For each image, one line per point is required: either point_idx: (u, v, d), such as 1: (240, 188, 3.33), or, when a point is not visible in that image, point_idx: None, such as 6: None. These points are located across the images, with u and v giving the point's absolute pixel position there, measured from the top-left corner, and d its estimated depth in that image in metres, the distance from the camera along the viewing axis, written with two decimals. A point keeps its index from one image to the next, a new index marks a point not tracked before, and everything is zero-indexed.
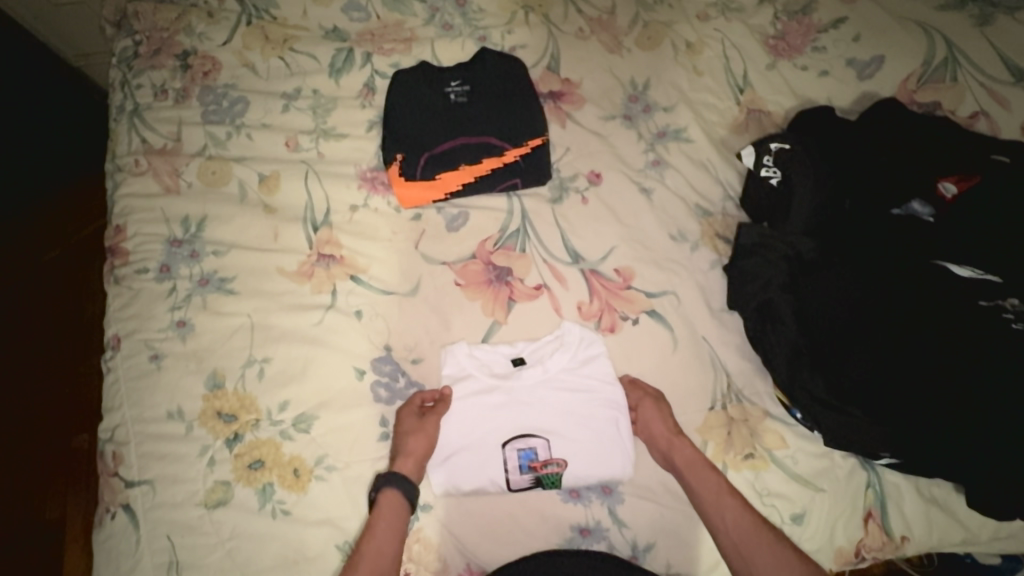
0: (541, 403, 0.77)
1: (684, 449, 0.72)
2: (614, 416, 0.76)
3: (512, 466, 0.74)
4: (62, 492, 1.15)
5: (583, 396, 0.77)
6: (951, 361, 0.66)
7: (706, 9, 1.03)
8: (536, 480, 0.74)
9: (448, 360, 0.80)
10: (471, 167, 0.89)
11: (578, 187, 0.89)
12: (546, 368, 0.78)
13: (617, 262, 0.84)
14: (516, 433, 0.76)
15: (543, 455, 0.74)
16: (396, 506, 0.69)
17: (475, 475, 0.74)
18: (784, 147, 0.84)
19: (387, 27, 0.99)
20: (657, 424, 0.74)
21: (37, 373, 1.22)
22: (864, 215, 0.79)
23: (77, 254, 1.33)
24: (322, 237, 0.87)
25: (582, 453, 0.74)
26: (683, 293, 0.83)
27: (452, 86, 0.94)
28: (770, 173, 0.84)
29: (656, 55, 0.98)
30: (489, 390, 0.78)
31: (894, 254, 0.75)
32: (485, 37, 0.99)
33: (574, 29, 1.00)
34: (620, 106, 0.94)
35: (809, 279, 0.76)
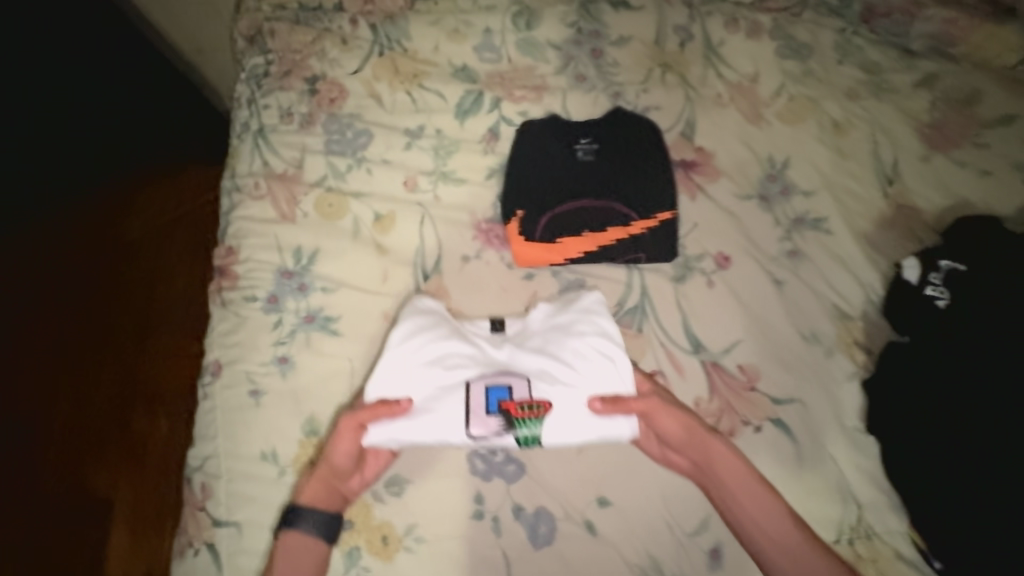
0: (527, 352, 0.75)
1: (721, 450, 0.71)
2: (615, 354, 0.74)
3: (479, 407, 0.71)
4: (115, 470, 1.24)
5: (579, 348, 0.74)
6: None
7: (857, 86, 0.95)
8: (510, 423, 0.70)
9: (408, 320, 0.77)
10: (594, 235, 0.84)
11: (703, 268, 0.84)
12: (528, 326, 0.78)
13: (741, 358, 0.78)
14: (486, 373, 0.73)
15: (518, 395, 0.71)
16: (304, 537, 0.68)
17: (437, 421, 0.70)
18: (957, 267, 0.75)
19: (517, 71, 0.95)
20: (686, 428, 0.72)
21: (116, 355, 1.33)
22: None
23: (154, 240, 1.45)
24: (431, 287, 0.84)
25: (574, 404, 0.71)
26: (813, 404, 0.75)
27: (581, 143, 0.89)
28: (937, 293, 0.75)
29: (800, 133, 0.91)
30: (469, 342, 0.76)
31: None
32: (619, 93, 0.93)
33: (712, 95, 0.94)
34: (756, 184, 0.88)
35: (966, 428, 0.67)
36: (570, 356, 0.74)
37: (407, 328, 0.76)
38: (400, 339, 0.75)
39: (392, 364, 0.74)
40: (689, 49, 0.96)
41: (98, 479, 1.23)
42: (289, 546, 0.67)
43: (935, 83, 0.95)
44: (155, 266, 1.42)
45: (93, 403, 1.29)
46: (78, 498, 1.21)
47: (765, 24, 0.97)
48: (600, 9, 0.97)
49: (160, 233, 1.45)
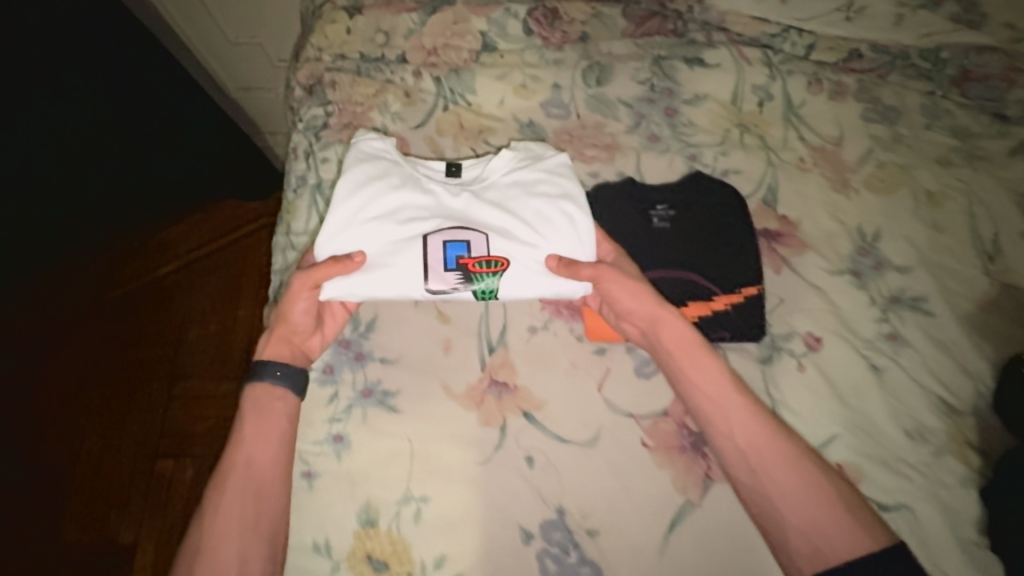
0: (482, 203, 0.76)
1: (680, 336, 0.72)
2: (563, 224, 0.76)
3: (438, 263, 0.72)
4: (137, 517, 1.19)
5: (534, 207, 0.76)
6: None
7: (948, 153, 0.89)
8: (467, 278, 0.72)
9: (375, 145, 0.78)
10: (674, 309, 0.79)
11: (793, 349, 0.77)
12: (484, 180, 0.78)
13: (840, 455, 0.71)
14: (444, 229, 0.73)
15: (474, 251, 0.73)
16: (271, 391, 0.70)
17: (399, 276, 0.72)
18: None
19: (586, 128, 0.90)
20: (647, 313, 0.73)
21: (146, 396, 1.30)
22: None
23: (188, 276, 1.42)
24: (497, 361, 0.78)
25: (523, 264, 0.73)
26: (923, 512, 0.68)
27: (657, 209, 0.84)
28: None
29: (891, 203, 0.85)
30: (425, 196, 0.76)
31: None
32: (695, 155, 0.88)
33: (794, 159, 0.89)
34: (846, 258, 0.82)
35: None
36: (528, 191, 0.77)
37: (356, 174, 0.76)
38: (349, 195, 0.75)
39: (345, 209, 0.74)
40: (768, 109, 0.91)
41: (122, 524, 1.18)
42: (253, 400, 0.70)
43: None
44: (189, 304, 1.40)
45: (121, 444, 1.25)
46: (100, 546, 1.16)
47: (850, 85, 0.92)
48: (675, 66, 0.93)
49: (195, 270, 1.43)
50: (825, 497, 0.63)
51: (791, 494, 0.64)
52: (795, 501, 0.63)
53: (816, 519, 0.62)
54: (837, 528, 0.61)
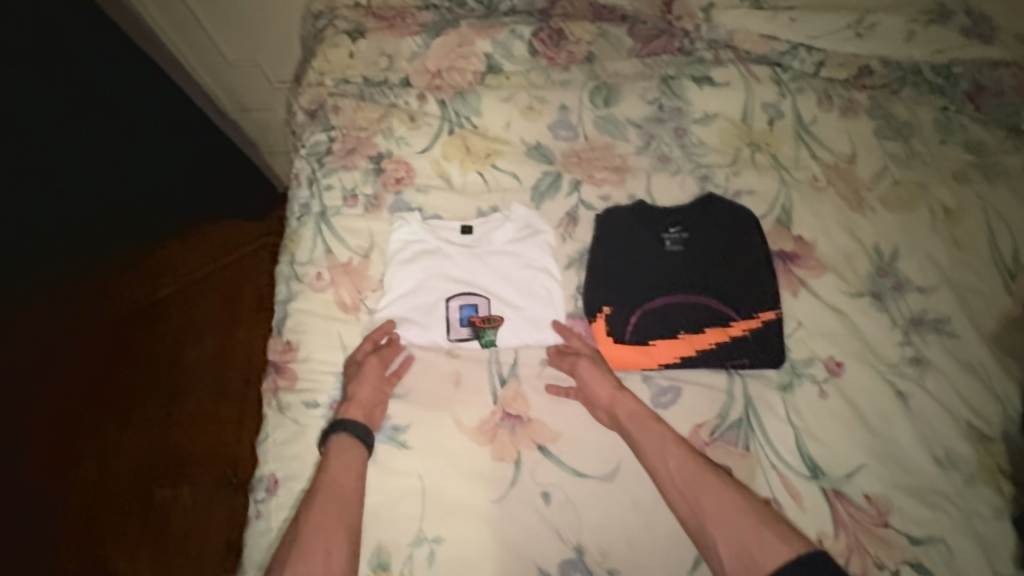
0: (489, 267, 0.81)
1: (629, 402, 0.70)
2: (553, 286, 0.81)
3: (453, 319, 0.79)
4: (137, 549, 1.16)
5: (530, 266, 0.82)
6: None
7: (964, 169, 0.88)
8: (475, 333, 0.78)
9: (398, 229, 0.83)
10: (691, 336, 0.77)
11: (814, 374, 0.75)
12: (491, 240, 0.83)
13: (867, 485, 0.69)
14: (458, 292, 0.80)
15: (483, 311, 0.79)
16: (350, 450, 0.68)
17: (421, 331, 0.78)
18: None
19: (595, 150, 0.88)
20: (595, 381, 0.73)
21: (145, 424, 1.27)
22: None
23: (187, 298, 1.39)
24: (509, 392, 0.76)
25: (518, 325, 0.78)
26: (957, 545, 0.66)
27: (669, 232, 0.83)
28: None
29: (908, 221, 0.84)
30: (442, 259, 0.81)
31: None
32: (707, 175, 0.87)
33: (807, 178, 0.87)
34: (865, 279, 0.80)
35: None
36: (523, 254, 0.82)
37: (399, 257, 0.82)
38: (390, 267, 0.81)
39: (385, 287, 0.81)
40: (779, 127, 0.90)
41: (121, 557, 1.15)
42: (341, 449, 0.68)
43: None
44: (188, 327, 1.37)
45: (118, 474, 1.22)
46: None
47: (862, 101, 0.91)
48: (683, 85, 0.92)
49: (194, 291, 1.40)
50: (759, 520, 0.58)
51: (726, 522, 0.58)
52: (723, 522, 0.59)
53: (739, 535, 0.57)
54: (758, 540, 0.56)
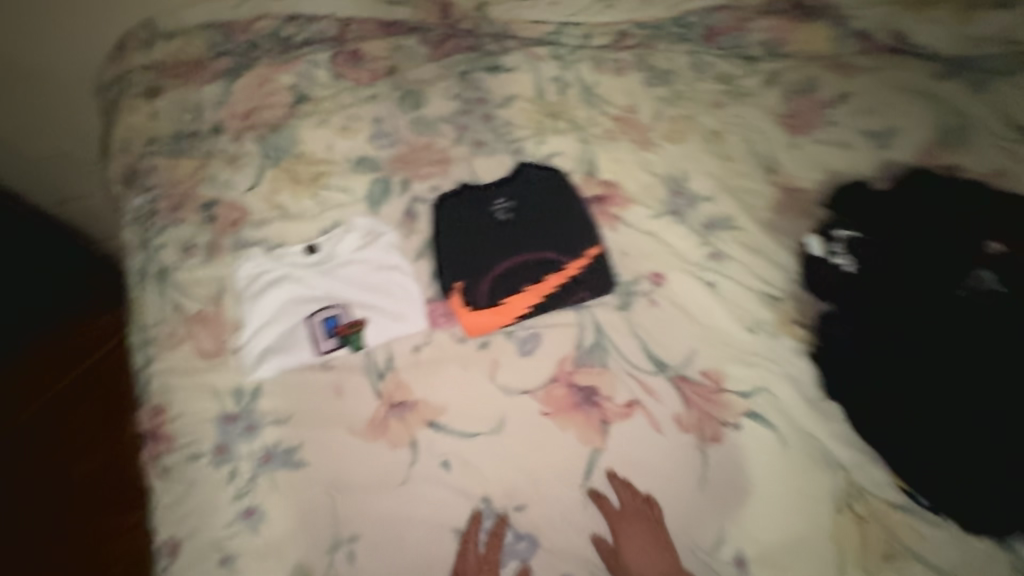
0: (342, 278, 0.85)
1: (641, 504, 0.73)
2: (406, 280, 0.87)
3: (318, 334, 0.82)
4: None
5: (380, 268, 0.87)
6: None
7: (720, 96, 1.06)
8: (343, 340, 0.82)
9: (244, 265, 0.85)
10: (537, 287, 0.87)
11: (643, 290, 0.88)
12: (338, 253, 0.87)
13: (702, 365, 0.82)
14: (317, 308, 0.83)
15: (345, 319, 0.83)
16: None
17: (290, 354, 0.81)
18: (851, 235, 0.87)
19: (416, 150, 0.96)
20: (637, 523, 0.71)
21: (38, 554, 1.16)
22: (981, 293, 0.79)
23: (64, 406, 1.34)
24: (390, 384, 0.81)
25: (382, 322, 0.84)
26: (777, 388, 0.80)
27: (498, 204, 0.92)
28: (841, 260, 0.86)
29: (687, 147, 1.00)
30: (294, 282, 0.84)
31: (978, 326, 0.77)
32: (519, 149, 0.97)
33: (602, 131, 1.01)
34: (664, 201, 0.95)
35: (948, 388, 0.74)
36: (371, 257, 0.87)
37: (251, 292, 0.84)
38: (246, 304, 0.83)
39: (244, 323, 0.82)
40: (568, 95, 1.03)
41: None
42: None
43: (779, 79, 1.08)
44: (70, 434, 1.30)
45: None
46: None
47: (628, 59, 1.07)
48: (479, 77, 1.03)
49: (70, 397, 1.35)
50: None
51: None
52: None
53: None
54: None
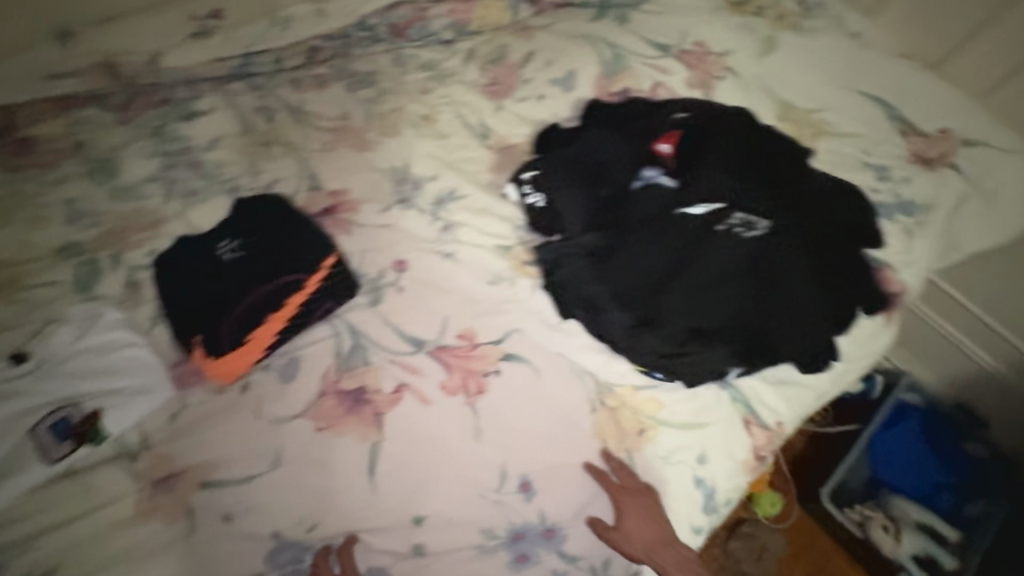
0: (64, 375, 0.79)
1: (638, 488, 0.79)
2: (144, 353, 0.83)
3: (48, 443, 0.75)
4: None
5: (109, 351, 0.82)
6: (809, 266, 0.86)
7: (426, 82, 1.12)
8: (80, 439, 0.76)
9: None
10: (279, 313, 0.86)
11: (389, 281, 0.91)
12: (52, 351, 0.80)
13: (456, 329, 0.88)
14: (40, 416, 0.76)
15: (77, 417, 0.76)
16: None
17: (17, 475, 0.73)
18: (535, 173, 0.96)
19: (125, 220, 0.91)
20: (639, 508, 0.78)
21: None
22: (650, 187, 0.91)
23: None
24: (150, 463, 0.77)
25: (120, 404, 0.78)
26: (524, 325, 0.88)
27: (223, 245, 0.90)
28: (535, 199, 0.95)
29: (401, 140, 1.04)
30: (6, 399, 0.76)
31: (648, 215, 0.89)
32: (236, 187, 0.97)
33: (318, 144, 1.02)
34: (392, 193, 0.99)
35: (642, 274, 0.85)
36: (94, 343, 0.82)
37: None
38: None
39: None
40: (278, 120, 1.04)
41: None
42: None
43: (475, 55, 1.16)
44: None
45: None
46: None
47: (325, 72, 1.10)
48: (176, 128, 1.00)
49: None
50: None
51: None
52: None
53: None
54: None
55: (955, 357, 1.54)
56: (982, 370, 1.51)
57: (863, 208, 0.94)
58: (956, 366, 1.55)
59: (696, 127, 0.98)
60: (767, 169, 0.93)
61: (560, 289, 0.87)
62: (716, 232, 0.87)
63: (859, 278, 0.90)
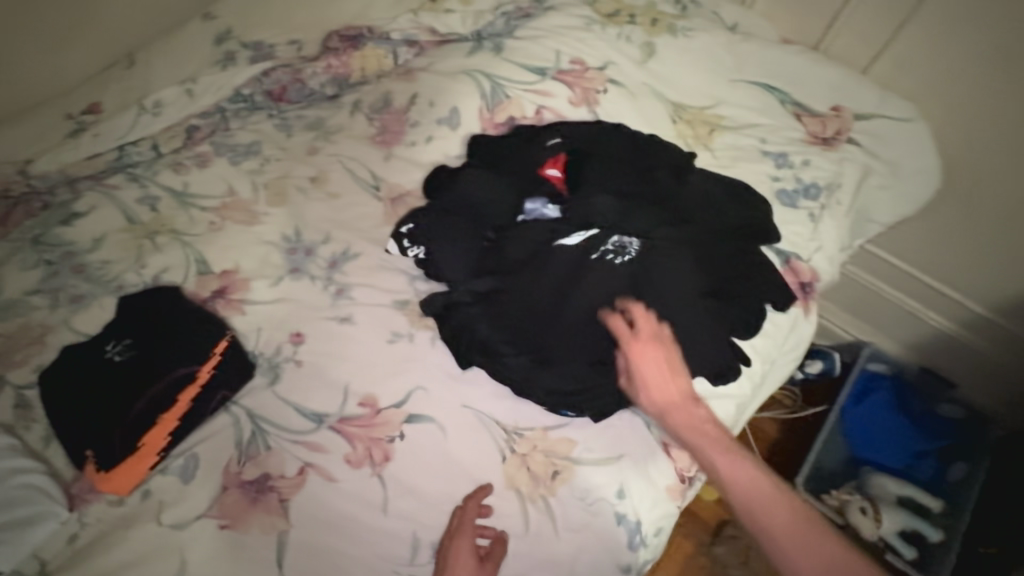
0: None
1: (657, 349, 0.83)
2: (29, 476, 0.77)
3: None
4: None
5: None
6: (694, 279, 0.89)
7: (311, 142, 1.10)
8: None
9: None
10: (170, 411, 0.83)
11: (286, 356, 0.88)
12: None
13: (358, 396, 0.85)
14: None
15: None
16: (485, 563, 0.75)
17: None
18: (411, 227, 0.94)
19: (9, 338, 0.89)
20: (654, 366, 0.82)
21: None
22: (531, 221, 0.93)
23: None
24: None
25: (9, 539, 0.73)
26: (427, 381, 0.86)
27: (110, 348, 0.87)
28: (416, 250, 0.93)
29: (290, 207, 1.02)
30: None
31: (529, 254, 0.90)
32: (122, 283, 0.94)
33: (206, 225, 1.00)
34: (283, 264, 0.97)
35: (526, 316, 0.86)
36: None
37: None
38: None
39: None
40: (163, 208, 1.02)
41: None
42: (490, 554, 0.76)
43: (361, 104, 1.13)
44: None
45: None
46: None
47: (208, 150, 1.09)
48: (56, 234, 0.98)
49: None
50: (763, 477, 0.78)
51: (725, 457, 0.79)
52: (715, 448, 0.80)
53: (732, 459, 0.79)
54: (753, 478, 0.77)
55: (909, 322, 1.52)
56: (933, 330, 1.50)
57: (738, 209, 0.97)
58: (911, 331, 1.53)
59: (573, 152, 0.98)
60: (644, 188, 0.96)
61: (458, 342, 0.86)
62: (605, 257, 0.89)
63: (746, 278, 0.92)
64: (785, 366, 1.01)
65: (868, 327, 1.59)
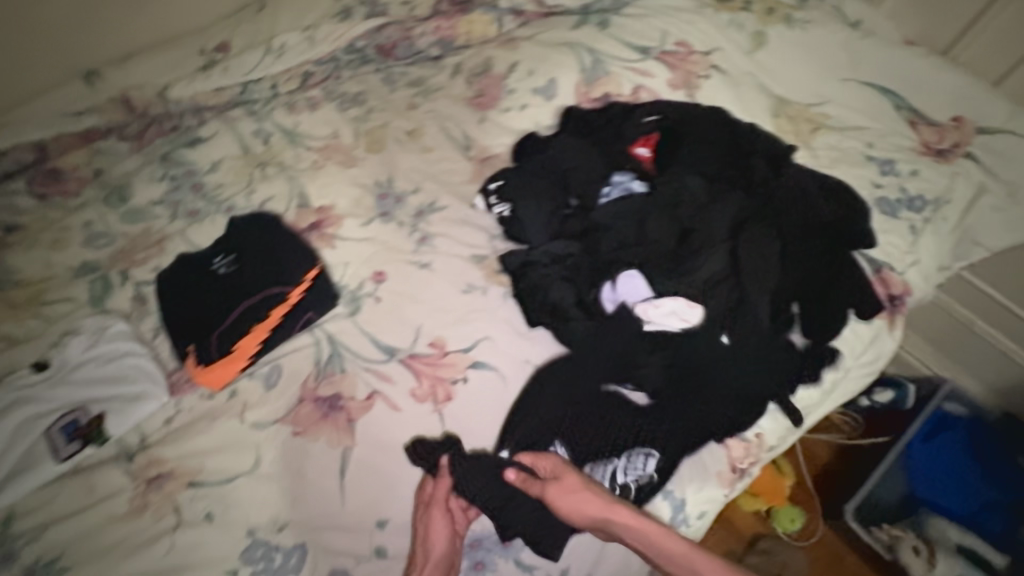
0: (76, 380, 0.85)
1: (569, 477, 0.77)
2: (139, 359, 0.89)
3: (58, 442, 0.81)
4: None
5: (113, 358, 0.88)
6: (773, 274, 0.88)
7: (412, 99, 1.15)
8: (85, 440, 0.82)
9: None
10: (262, 323, 0.91)
11: (367, 291, 0.94)
12: (66, 359, 0.87)
13: (429, 337, 0.90)
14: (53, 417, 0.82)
15: (85, 420, 0.83)
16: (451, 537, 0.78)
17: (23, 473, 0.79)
18: (500, 183, 0.97)
19: (134, 240, 1.00)
20: (575, 498, 0.76)
21: None
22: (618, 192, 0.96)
23: None
24: (142, 463, 0.82)
25: (121, 408, 0.84)
26: (494, 333, 0.90)
27: (217, 261, 0.96)
28: (501, 208, 0.97)
29: (385, 154, 1.07)
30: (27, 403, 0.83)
31: (612, 222, 0.93)
32: (232, 206, 1.03)
33: (309, 163, 1.07)
34: (374, 207, 1.02)
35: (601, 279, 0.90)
36: (98, 352, 0.88)
37: None
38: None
39: None
40: (274, 143, 1.11)
41: None
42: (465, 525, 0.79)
43: (462, 68, 1.17)
44: None
45: None
46: None
47: (318, 95, 1.17)
48: (181, 154, 1.09)
49: None
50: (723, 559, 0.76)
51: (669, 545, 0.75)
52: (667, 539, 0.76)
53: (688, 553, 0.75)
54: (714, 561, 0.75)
55: (1000, 363, 1.41)
56: None
57: (836, 211, 0.94)
58: (1001, 374, 1.42)
59: (666, 134, 1.00)
60: (733, 176, 0.97)
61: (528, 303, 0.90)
62: (681, 240, 0.91)
63: (827, 282, 0.91)
64: (861, 379, 0.97)
65: (948, 362, 1.50)
